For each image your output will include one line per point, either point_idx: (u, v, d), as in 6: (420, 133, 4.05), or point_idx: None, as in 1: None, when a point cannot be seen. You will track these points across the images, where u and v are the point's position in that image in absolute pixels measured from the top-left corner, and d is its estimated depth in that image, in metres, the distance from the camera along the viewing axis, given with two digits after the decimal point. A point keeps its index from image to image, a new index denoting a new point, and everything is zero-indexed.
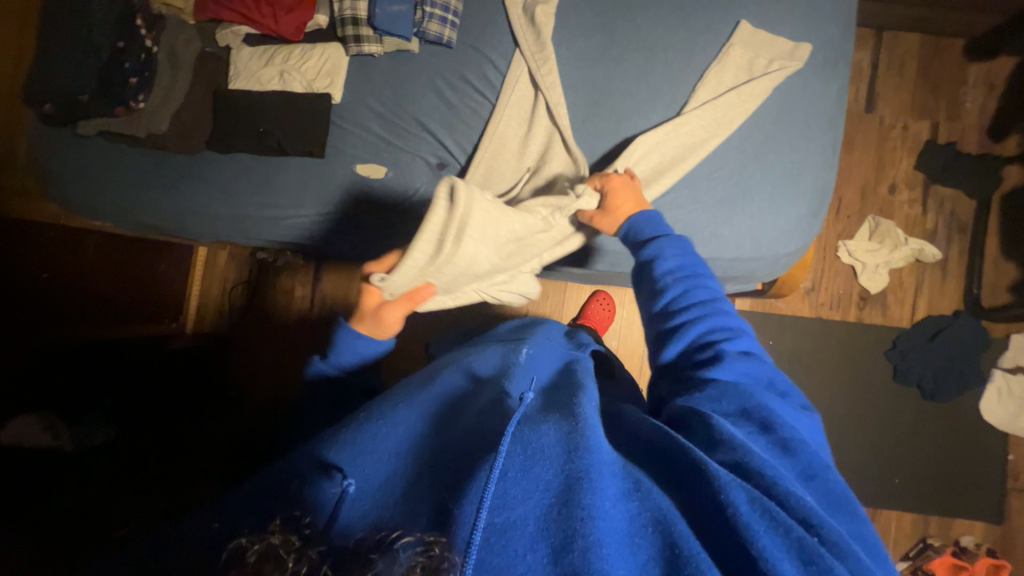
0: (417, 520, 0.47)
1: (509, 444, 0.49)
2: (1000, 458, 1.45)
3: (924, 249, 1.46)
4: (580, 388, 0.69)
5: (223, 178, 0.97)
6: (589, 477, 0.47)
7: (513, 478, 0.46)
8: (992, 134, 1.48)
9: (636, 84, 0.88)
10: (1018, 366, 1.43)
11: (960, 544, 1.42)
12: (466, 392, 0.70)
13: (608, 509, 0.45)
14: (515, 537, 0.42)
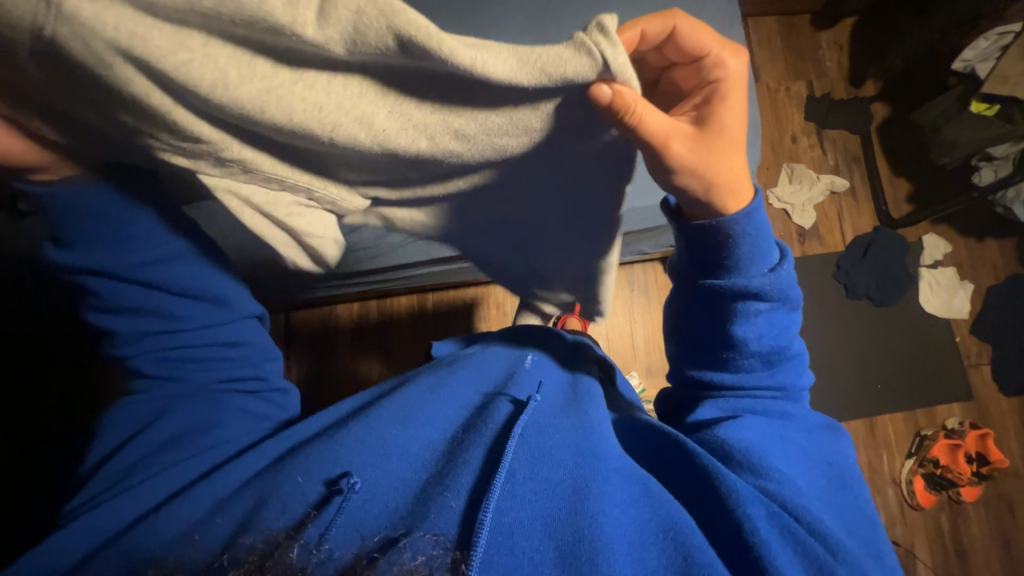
0: (422, 522, 0.50)
1: (517, 450, 0.60)
2: (953, 343, 1.64)
3: (834, 181, 1.70)
4: (588, 396, 0.79)
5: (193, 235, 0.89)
6: (597, 487, 0.57)
7: (519, 482, 0.57)
8: (853, 82, 1.78)
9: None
10: (936, 261, 1.66)
11: (947, 427, 1.56)
12: (473, 408, 0.72)
13: (614, 517, 0.54)
14: (520, 540, 0.51)
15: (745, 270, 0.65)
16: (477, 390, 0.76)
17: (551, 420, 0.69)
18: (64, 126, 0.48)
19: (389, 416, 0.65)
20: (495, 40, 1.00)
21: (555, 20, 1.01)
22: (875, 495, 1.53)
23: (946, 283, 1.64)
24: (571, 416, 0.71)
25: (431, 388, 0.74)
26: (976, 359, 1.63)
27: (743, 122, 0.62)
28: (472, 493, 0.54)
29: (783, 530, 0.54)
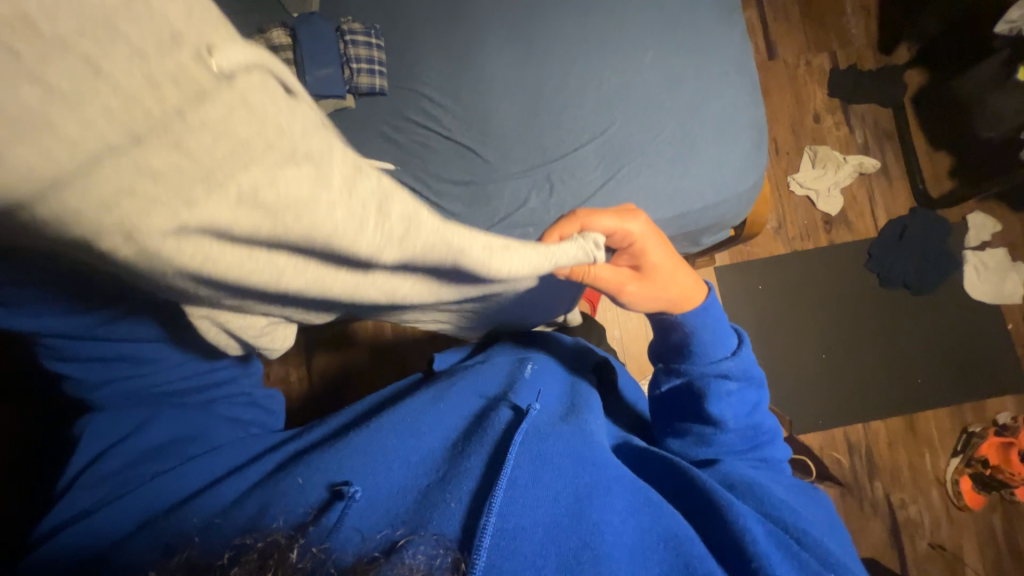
0: (423, 523, 0.48)
1: (518, 455, 0.58)
2: (1005, 331, 1.50)
3: (864, 163, 1.58)
4: (587, 405, 0.76)
5: None
6: (598, 497, 0.56)
7: (521, 488, 0.54)
8: (883, 49, 1.62)
9: (563, 78, 0.93)
10: (983, 243, 1.51)
11: (999, 423, 1.45)
12: (473, 413, 0.71)
13: (615, 526, 0.53)
14: (522, 542, 0.49)
15: (703, 355, 0.69)
16: (475, 398, 0.75)
17: (551, 428, 0.66)
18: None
19: (391, 428, 0.65)
20: (477, 57, 0.96)
21: (537, 28, 0.95)
22: (916, 496, 1.44)
23: (996, 265, 1.50)
24: (572, 421, 0.70)
25: (433, 401, 0.72)
26: None
27: (667, 254, 0.68)
28: (474, 497, 0.53)
29: (780, 544, 0.55)
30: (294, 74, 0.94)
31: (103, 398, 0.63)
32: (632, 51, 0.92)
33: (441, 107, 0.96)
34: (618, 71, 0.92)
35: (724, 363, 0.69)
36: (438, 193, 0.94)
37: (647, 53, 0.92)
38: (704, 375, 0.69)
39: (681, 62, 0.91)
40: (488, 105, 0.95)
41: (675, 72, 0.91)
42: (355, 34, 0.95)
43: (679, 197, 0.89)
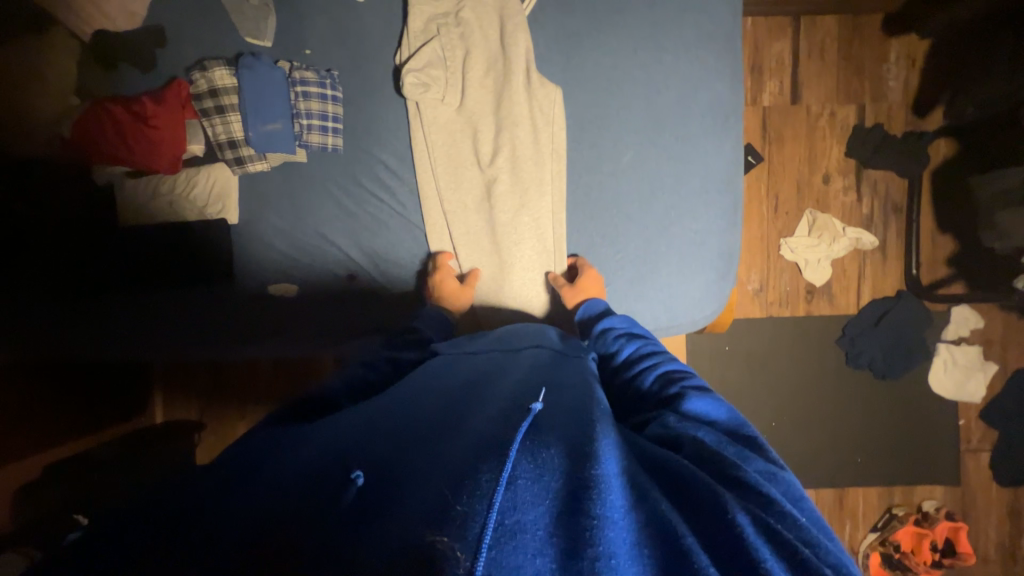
0: (420, 520, 0.36)
1: (519, 450, 0.43)
2: (954, 425, 1.52)
3: (862, 237, 1.49)
4: (589, 393, 0.59)
5: (149, 303, 0.95)
6: (606, 494, 0.40)
7: (522, 485, 0.39)
8: (916, 110, 1.47)
9: (529, 169, 0.87)
10: (959, 338, 1.48)
11: (922, 510, 1.51)
12: (465, 400, 0.57)
13: (621, 524, 0.38)
14: (526, 540, 0.35)
15: (665, 355, 0.70)
16: (481, 383, 0.62)
17: (563, 428, 0.50)
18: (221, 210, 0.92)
19: (383, 416, 0.55)
20: (441, 128, 0.87)
21: (508, 107, 0.86)
22: None
23: (966, 362, 1.48)
24: (574, 415, 0.53)
25: (412, 393, 0.61)
26: (976, 444, 1.52)
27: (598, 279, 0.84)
28: (463, 481, 0.39)
29: (785, 558, 0.38)
30: (238, 124, 0.85)
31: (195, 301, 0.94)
32: (609, 150, 0.84)
33: (398, 178, 0.89)
34: (588, 170, 0.85)
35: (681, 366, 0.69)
36: (385, 273, 0.91)
37: (625, 153, 0.84)
38: (660, 365, 0.68)
39: (659, 169, 0.83)
40: (446, 186, 0.89)
41: (651, 181, 0.83)
42: (307, 85, 0.84)
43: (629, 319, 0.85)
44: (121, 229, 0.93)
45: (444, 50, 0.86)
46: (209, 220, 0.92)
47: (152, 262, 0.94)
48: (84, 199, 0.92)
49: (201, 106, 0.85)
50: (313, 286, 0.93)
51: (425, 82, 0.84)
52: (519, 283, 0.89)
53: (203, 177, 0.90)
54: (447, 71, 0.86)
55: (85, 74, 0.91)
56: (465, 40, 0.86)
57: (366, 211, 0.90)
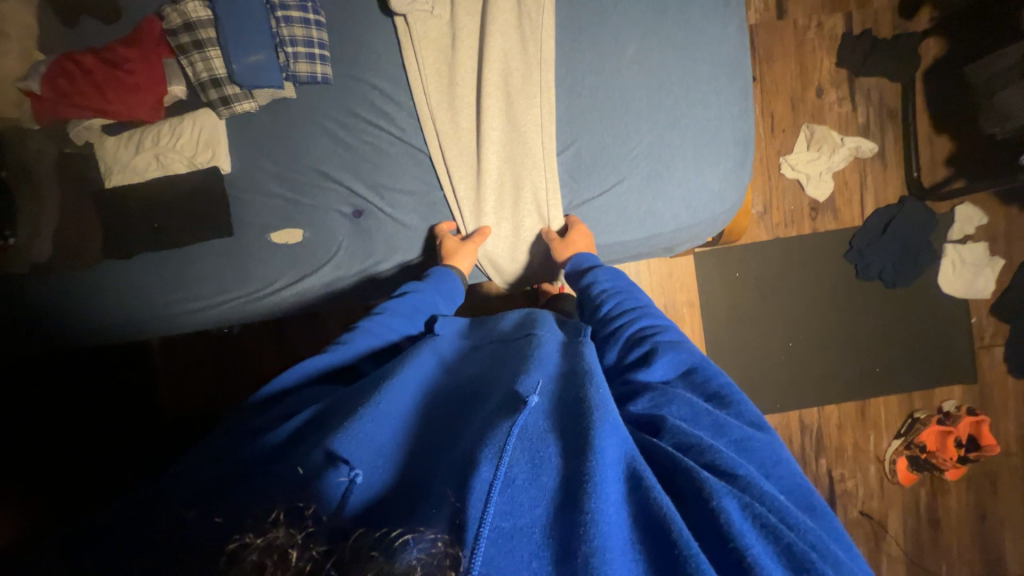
0: (426, 517, 0.42)
1: (516, 450, 0.48)
2: (966, 324, 1.54)
3: (861, 146, 1.48)
4: (590, 371, 0.62)
5: (139, 282, 0.91)
6: (599, 486, 0.44)
7: (519, 487, 0.45)
8: (902, 13, 1.45)
9: (529, 78, 0.83)
10: (964, 237, 1.49)
11: (943, 411, 1.53)
12: (471, 401, 0.60)
13: (611, 516, 0.43)
14: (521, 543, 0.41)
15: (647, 318, 0.73)
16: (483, 377, 0.65)
17: (555, 420, 0.54)
18: (212, 196, 0.89)
19: (389, 404, 0.56)
20: (432, 46, 0.84)
21: (495, 17, 0.83)
22: (855, 472, 1.55)
23: (973, 260, 1.49)
24: (569, 403, 0.56)
25: (431, 392, 0.64)
26: (989, 340, 1.54)
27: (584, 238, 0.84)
28: (467, 489, 0.44)
29: (764, 535, 0.44)
30: (220, 58, 0.81)
31: (189, 292, 0.92)
32: (611, 48, 0.81)
33: (394, 103, 0.85)
34: (591, 71, 0.82)
35: (662, 327, 0.71)
36: (392, 204, 0.87)
37: (628, 47, 0.81)
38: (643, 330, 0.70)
39: (664, 58, 0.80)
40: (444, 106, 0.85)
41: (658, 73, 0.80)
42: (288, 9, 0.80)
43: (651, 218, 0.83)
44: (105, 193, 0.88)
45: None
46: (201, 170, 0.88)
47: (141, 227, 0.89)
48: (59, 161, 0.86)
49: (177, 43, 0.80)
50: (318, 243, 0.89)
51: None
52: (531, 195, 0.86)
53: (187, 127, 0.86)
54: None
55: (46, 30, 0.85)
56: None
57: (363, 160, 0.86)
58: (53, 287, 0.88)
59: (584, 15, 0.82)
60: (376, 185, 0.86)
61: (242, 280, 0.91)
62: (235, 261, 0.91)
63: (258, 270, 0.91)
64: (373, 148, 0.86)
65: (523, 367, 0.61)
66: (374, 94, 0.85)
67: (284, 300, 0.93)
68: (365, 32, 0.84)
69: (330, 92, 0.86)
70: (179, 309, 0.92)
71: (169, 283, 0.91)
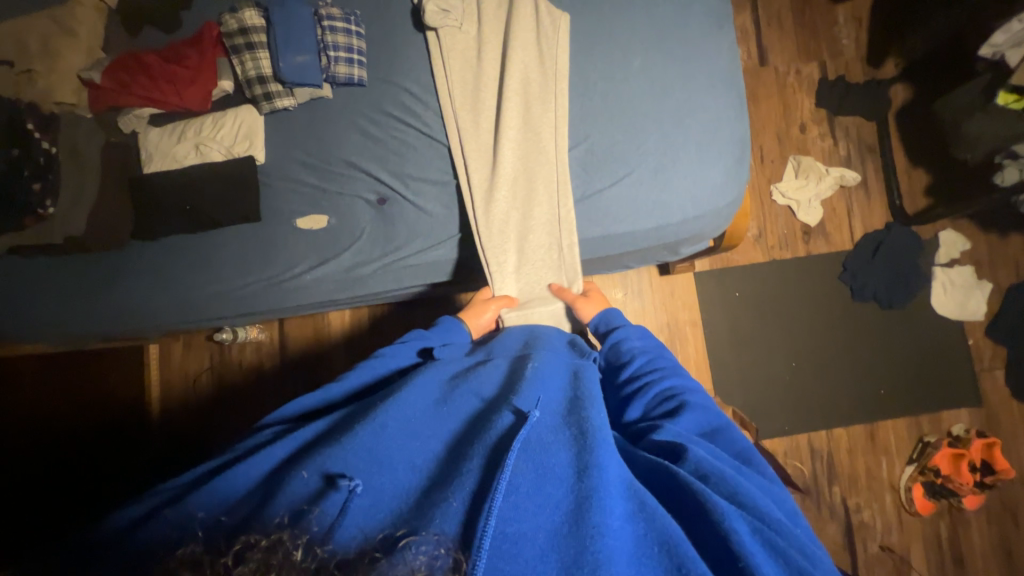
0: (431, 520, 0.44)
1: (518, 459, 0.50)
2: (964, 346, 1.56)
3: (845, 175, 1.59)
4: (592, 398, 0.64)
5: (163, 263, 0.94)
6: (600, 501, 0.47)
7: (522, 493, 0.47)
8: (871, 62, 1.63)
9: (545, 86, 0.93)
10: (951, 260, 1.56)
11: (952, 434, 1.51)
12: (477, 413, 0.60)
13: (617, 529, 0.45)
14: (524, 547, 0.43)
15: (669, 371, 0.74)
16: (486, 390, 0.65)
17: (556, 436, 0.56)
18: (240, 197, 0.93)
19: (390, 416, 0.56)
20: (458, 56, 0.94)
21: (517, 36, 0.94)
22: (871, 501, 1.50)
23: (962, 283, 1.55)
24: (570, 422, 0.59)
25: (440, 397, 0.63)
26: (988, 363, 1.56)
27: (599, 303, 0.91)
28: (474, 497, 0.46)
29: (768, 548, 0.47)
30: (268, 59, 0.90)
31: (210, 306, 0.96)
32: (619, 60, 0.91)
33: (422, 103, 0.94)
34: (600, 78, 0.91)
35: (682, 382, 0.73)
36: (415, 191, 0.93)
37: (634, 60, 0.91)
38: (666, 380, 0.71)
39: (665, 69, 0.90)
40: (467, 108, 0.93)
41: (661, 81, 0.90)
42: (333, 20, 0.91)
43: (659, 209, 0.89)
44: (143, 176, 0.93)
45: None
46: (236, 158, 0.93)
47: (173, 214, 0.92)
48: (103, 148, 0.93)
49: (232, 44, 0.90)
50: (343, 230, 0.93)
51: (444, 10, 0.91)
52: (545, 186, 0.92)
53: (230, 119, 0.93)
54: (462, 4, 0.95)
55: (112, 36, 0.95)
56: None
57: (390, 155, 0.93)
58: (79, 293, 0.92)
59: (594, 32, 0.92)
60: (401, 174, 0.93)
61: (264, 265, 0.94)
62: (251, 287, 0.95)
63: (282, 253, 0.94)
64: (399, 144, 0.93)
65: (522, 382, 0.63)
66: (405, 95, 0.94)
67: (308, 284, 0.94)
68: (398, 43, 0.94)
69: (365, 91, 0.94)
70: (203, 309, 0.96)
71: (189, 287, 0.93)
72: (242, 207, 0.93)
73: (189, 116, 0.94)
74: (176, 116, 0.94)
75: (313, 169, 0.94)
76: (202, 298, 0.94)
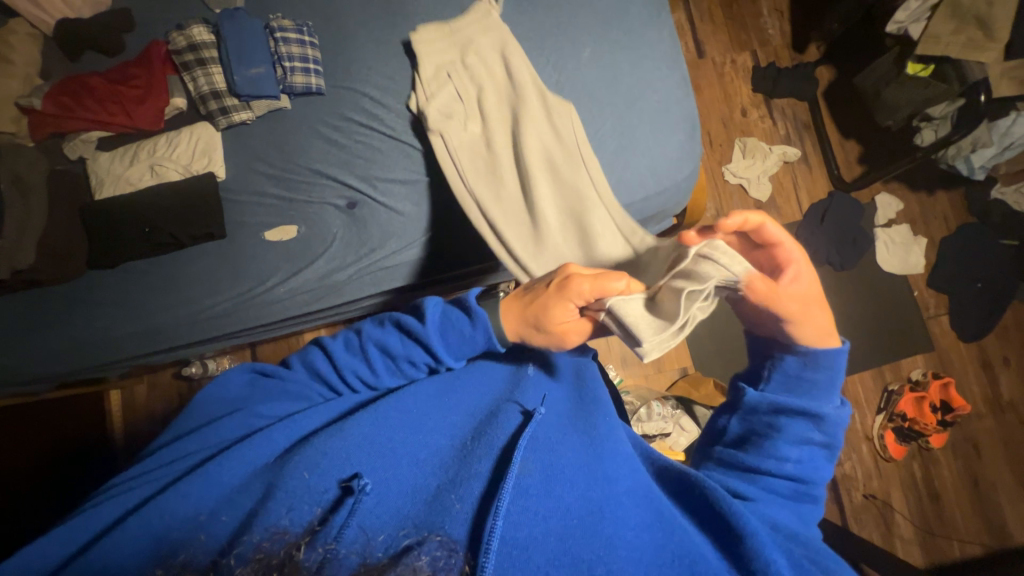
0: (444, 524, 0.47)
1: (526, 463, 0.54)
2: (911, 298, 1.69)
3: (787, 152, 1.71)
4: (597, 404, 0.69)
5: (121, 287, 0.90)
6: (610, 513, 0.52)
7: (532, 497, 0.51)
8: (796, 48, 1.77)
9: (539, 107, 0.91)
10: (889, 221, 1.69)
11: (913, 380, 1.62)
12: (479, 416, 0.64)
13: (629, 539, 0.50)
14: (534, 551, 0.47)
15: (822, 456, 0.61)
16: (489, 398, 0.67)
17: (563, 442, 0.60)
18: (206, 217, 0.90)
19: (391, 423, 0.59)
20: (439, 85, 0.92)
21: (529, 128, 0.90)
22: (850, 453, 1.58)
23: (901, 240, 1.68)
24: (577, 431, 0.63)
25: (437, 396, 0.66)
26: (934, 311, 1.69)
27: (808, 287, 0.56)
28: (482, 500, 0.50)
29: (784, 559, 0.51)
30: (221, 74, 0.89)
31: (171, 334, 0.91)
32: (569, 52, 0.96)
33: (382, 106, 0.95)
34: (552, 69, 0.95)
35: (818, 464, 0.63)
36: (385, 193, 0.93)
37: (584, 50, 0.96)
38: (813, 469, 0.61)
39: (614, 57, 0.95)
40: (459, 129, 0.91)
41: (611, 68, 0.95)
42: (285, 31, 0.91)
43: (622, 188, 0.93)
44: (96, 202, 0.90)
45: (458, 92, 0.93)
46: (194, 176, 0.91)
47: (134, 236, 0.89)
48: (50, 177, 0.88)
49: (181, 60, 0.89)
50: (316, 238, 0.92)
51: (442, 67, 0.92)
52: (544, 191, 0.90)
53: (185, 137, 0.91)
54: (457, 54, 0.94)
55: (52, 62, 0.92)
56: (475, 79, 0.93)
57: (356, 161, 0.93)
58: (31, 324, 0.87)
59: (543, 28, 0.97)
60: (369, 176, 0.93)
61: (233, 282, 0.91)
62: (218, 317, 0.91)
63: (251, 266, 0.92)
64: (363, 148, 0.94)
65: (523, 390, 0.67)
66: (365, 98, 0.94)
67: (283, 296, 0.92)
68: (352, 51, 0.95)
69: (325, 98, 0.95)
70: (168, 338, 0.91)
71: (151, 312, 0.90)
72: (206, 225, 0.90)
73: (139, 136, 0.92)
74: (126, 138, 0.92)
75: (277, 180, 0.93)
76: (166, 327, 0.90)
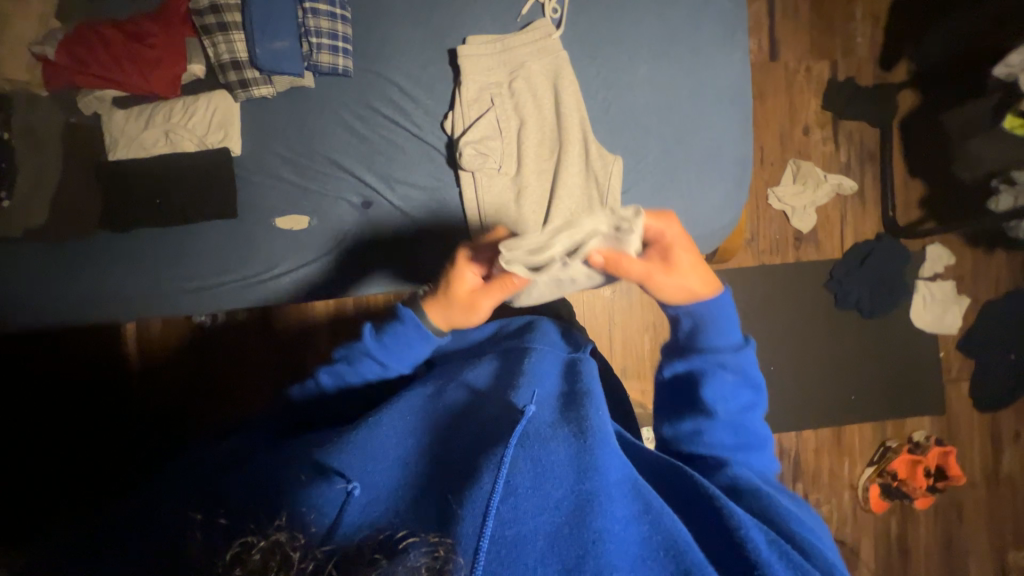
0: (423, 522, 0.43)
1: (518, 459, 0.50)
2: (936, 358, 1.61)
3: (842, 183, 1.57)
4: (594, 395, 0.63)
5: (129, 255, 0.88)
6: (603, 506, 0.47)
7: (522, 494, 0.47)
8: (882, 64, 1.57)
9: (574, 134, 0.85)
10: (934, 274, 1.58)
11: (913, 440, 1.59)
12: (473, 408, 0.61)
13: (617, 534, 0.45)
14: (525, 550, 0.43)
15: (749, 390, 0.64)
16: (485, 392, 0.64)
17: (557, 431, 0.55)
18: (217, 197, 0.87)
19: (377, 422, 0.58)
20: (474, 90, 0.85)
21: (564, 183, 0.84)
22: (831, 498, 1.58)
23: (942, 297, 1.58)
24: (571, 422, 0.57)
25: (431, 398, 0.64)
26: (955, 375, 1.61)
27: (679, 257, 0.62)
28: (472, 492, 0.46)
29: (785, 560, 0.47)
30: (243, 42, 0.83)
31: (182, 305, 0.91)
32: (625, 66, 0.86)
33: (412, 101, 0.88)
34: (603, 85, 0.86)
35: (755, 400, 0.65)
36: (402, 196, 0.88)
37: (640, 66, 0.85)
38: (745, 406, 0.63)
39: (673, 80, 0.85)
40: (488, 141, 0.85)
41: (666, 92, 0.85)
42: (316, 2, 0.83)
43: None
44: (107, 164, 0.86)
45: (499, 121, 0.86)
46: (209, 149, 0.87)
47: (144, 207, 0.86)
48: (63, 130, 0.85)
49: (202, 23, 0.82)
50: (326, 229, 0.89)
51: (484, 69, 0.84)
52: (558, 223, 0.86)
53: (202, 106, 0.86)
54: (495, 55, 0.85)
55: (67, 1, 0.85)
56: (519, 112, 0.86)
57: (377, 158, 0.88)
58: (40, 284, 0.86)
59: (601, 32, 0.86)
60: (389, 176, 0.88)
61: (244, 260, 0.90)
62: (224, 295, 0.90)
63: (258, 252, 0.90)
64: (386, 145, 0.88)
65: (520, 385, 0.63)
66: (394, 89, 0.87)
67: (290, 288, 0.91)
68: (388, 30, 0.87)
69: (352, 83, 0.88)
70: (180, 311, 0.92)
71: (160, 287, 0.89)
72: (215, 201, 0.87)
73: (154, 99, 0.87)
74: (141, 99, 0.87)
75: (293, 167, 0.89)
76: (175, 301, 0.90)
